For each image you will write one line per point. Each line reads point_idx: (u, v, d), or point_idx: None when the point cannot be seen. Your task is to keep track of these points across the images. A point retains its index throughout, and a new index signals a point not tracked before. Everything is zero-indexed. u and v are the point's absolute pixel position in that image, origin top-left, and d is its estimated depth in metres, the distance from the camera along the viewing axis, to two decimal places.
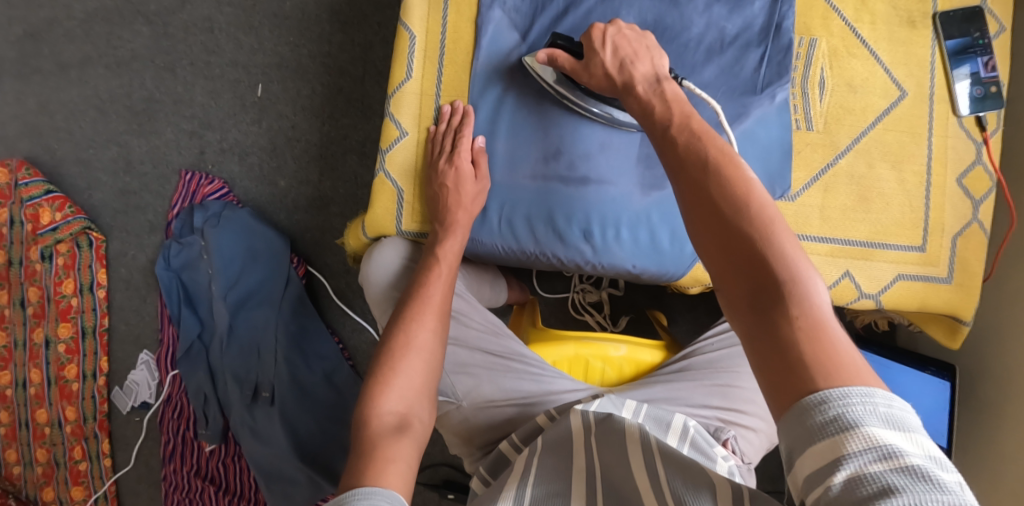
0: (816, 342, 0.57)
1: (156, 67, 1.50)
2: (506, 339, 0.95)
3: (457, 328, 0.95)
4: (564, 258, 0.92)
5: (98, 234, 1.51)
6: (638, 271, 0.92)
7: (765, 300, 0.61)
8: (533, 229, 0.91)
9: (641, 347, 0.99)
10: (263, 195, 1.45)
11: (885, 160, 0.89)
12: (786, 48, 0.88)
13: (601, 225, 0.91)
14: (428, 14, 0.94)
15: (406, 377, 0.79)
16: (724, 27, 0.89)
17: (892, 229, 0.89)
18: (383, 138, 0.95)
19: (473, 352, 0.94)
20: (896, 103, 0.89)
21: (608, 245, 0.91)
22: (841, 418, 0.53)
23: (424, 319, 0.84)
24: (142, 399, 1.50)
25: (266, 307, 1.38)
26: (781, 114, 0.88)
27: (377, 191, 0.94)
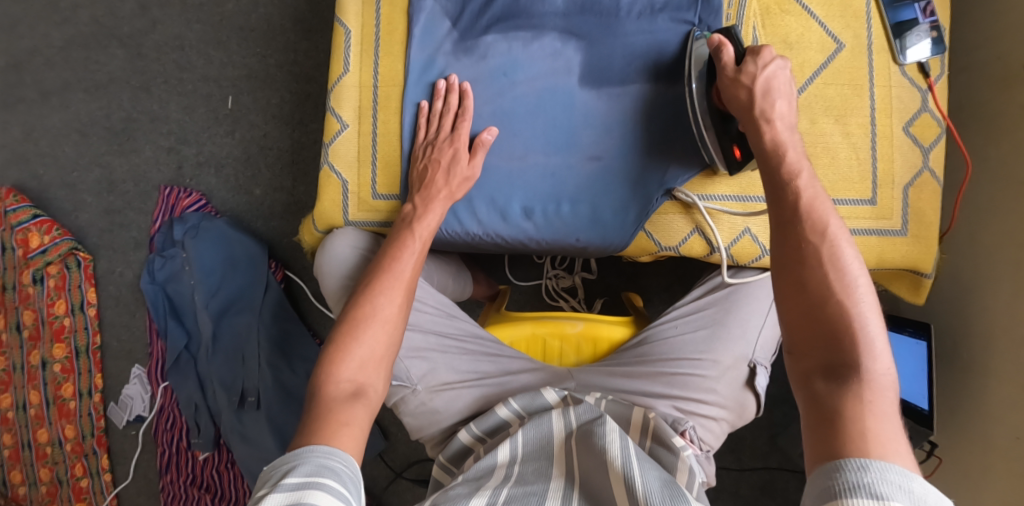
0: (881, 431, 0.61)
1: (131, 87, 1.54)
2: (462, 321, 0.95)
3: (410, 314, 0.94)
4: (507, 236, 0.93)
5: (86, 254, 1.55)
6: (583, 244, 0.93)
7: (841, 379, 0.65)
8: (473, 210, 0.93)
9: (598, 321, 0.98)
10: (240, 205, 1.47)
11: (827, 113, 0.87)
12: (716, 10, 0.87)
13: (540, 201, 0.91)
14: (361, 8, 0.96)
15: (367, 347, 0.80)
16: None
17: (839, 183, 0.87)
18: (326, 133, 0.97)
19: (427, 335, 0.93)
20: (835, 56, 0.87)
21: (550, 220, 0.92)
22: (860, 487, 0.57)
23: (392, 291, 0.84)
24: (137, 413, 1.53)
25: (246, 313, 1.40)
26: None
27: (324, 184, 0.97)
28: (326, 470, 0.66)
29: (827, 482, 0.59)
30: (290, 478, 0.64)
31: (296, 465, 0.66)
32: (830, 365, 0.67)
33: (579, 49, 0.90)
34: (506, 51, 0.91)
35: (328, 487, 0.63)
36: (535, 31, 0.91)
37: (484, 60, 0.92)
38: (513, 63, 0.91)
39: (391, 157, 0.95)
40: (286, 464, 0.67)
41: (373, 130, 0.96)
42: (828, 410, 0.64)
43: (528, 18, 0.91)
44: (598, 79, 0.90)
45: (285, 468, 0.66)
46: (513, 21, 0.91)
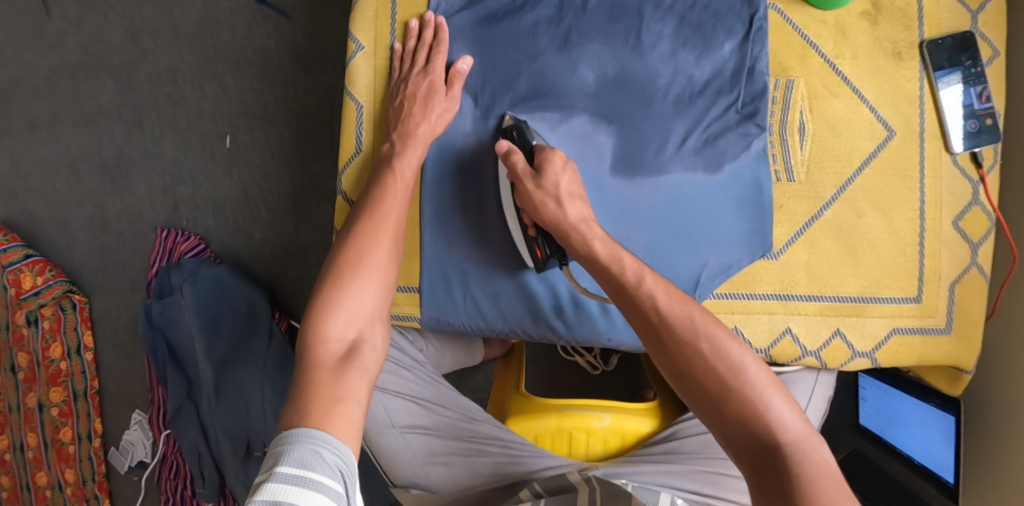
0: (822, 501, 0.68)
1: (123, 121, 1.47)
2: (484, 425, 0.90)
3: (427, 417, 0.91)
4: (534, 334, 0.97)
5: (81, 296, 1.50)
6: (613, 344, 0.96)
7: (768, 456, 0.71)
8: (498, 305, 0.96)
9: (625, 414, 0.94)
10: (240, 248, 1.41)
11: (873, 207, 0.93)
12: (761, 90, 0.92)
13: (570, 301, 0.95)
14: (373, 84, 1.00)
15: (355, 299, 0.84)
16: (692, 75, 0.93)
17: (885, 281, 0.93)
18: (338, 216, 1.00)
19: (446, 441, 0.90)
20: (884, 144, 0.93)
21: (579, 319, 0.96)
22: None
23: (379, 236, 0.88)
24: (139, 459, 1.50)
25: (250, 366, 1.34)
26: (756, 162, 0.92)
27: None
28: (320, 458, 0.69)
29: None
30: (285, 465, 0.67)
31: (293, 448, 0.69)
32: (755, 445, 0.72)
33: (610, 131, 0.94)
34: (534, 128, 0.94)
35: (320, 484, 0.66)
36: (565, 111, 0.94)
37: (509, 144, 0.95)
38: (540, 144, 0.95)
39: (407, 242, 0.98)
40: (283, 443, 0.70)
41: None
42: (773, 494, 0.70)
43: (556, 95, 0.94)
44: (632, 164, 0.93)
45: (281, 450, 0.69)
46: (540, 100, 0.95)
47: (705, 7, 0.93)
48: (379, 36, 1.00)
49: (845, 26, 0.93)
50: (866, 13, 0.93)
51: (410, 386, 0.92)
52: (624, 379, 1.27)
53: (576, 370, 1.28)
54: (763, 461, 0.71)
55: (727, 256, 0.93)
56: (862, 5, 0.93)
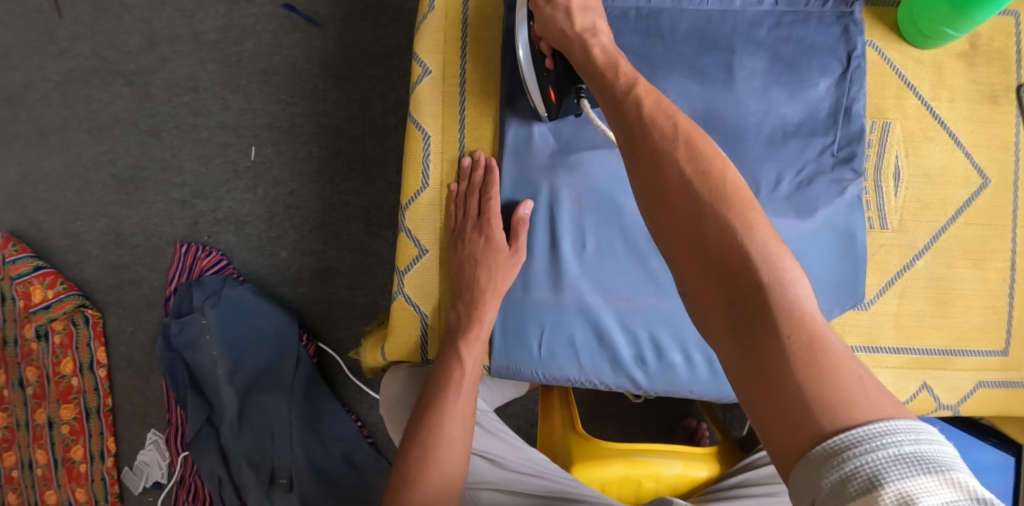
0: (810, 363, 0.55)
1: (139, 130, 1.40)
2: (551, 477, 0.86)
3: (493, 473, 0.89)
4: (612, 383, 0.88)
5: (94, 310, 1.43)
6: (695, 394, 0.88)
7: (744, 306, 0.59)
8: (576, 355, 0.87)
9: (695, 462, 0.90)
10: (263, 267, 1.35)
11: (964, 258, 0.85)
12: (858, 133, 0.83)
13: (655, 351, 0.86)
14: (442, 113, 0.91)
15: (426, 495, 0.83)
16: (785, 114, 0.83)
17: (972, 334, 0.85)
18: (400, 259, 0.92)
19: (513, 497, 0.87)
20: (979, 192, 0.85)
21: (662, 372, 0.86)
22: (910, 463, 0.49)
23: (445, 432, 0.85)
24: (154, 480, 1.43)
25: (274, 391, 1.30)
26: (852, 210, 0.82)
27: (397, 317, 0.91)
28: None
29: (844, 455, 0.51)
30: None
31: None
32: (731, 293, 0.60)
33: None
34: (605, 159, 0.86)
35: None
36: None
37: (589, 179, 0.86)
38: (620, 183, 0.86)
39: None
40: None
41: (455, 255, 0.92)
42: (751, 351, 0.57)
43: None
44: None
45: None
46: None
47: (799, 41, 0.83)
48: (448, 59, 0.91)
49: (942, 66, 0.85)
50: (963, 53, 0.85)
51: (475, 440, 0.91)
52: (665, 410, 1.24)
53: (616, 400, 1.24)
54: (735, 317, 0.59)
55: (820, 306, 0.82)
56: (958, 44, 0.85)
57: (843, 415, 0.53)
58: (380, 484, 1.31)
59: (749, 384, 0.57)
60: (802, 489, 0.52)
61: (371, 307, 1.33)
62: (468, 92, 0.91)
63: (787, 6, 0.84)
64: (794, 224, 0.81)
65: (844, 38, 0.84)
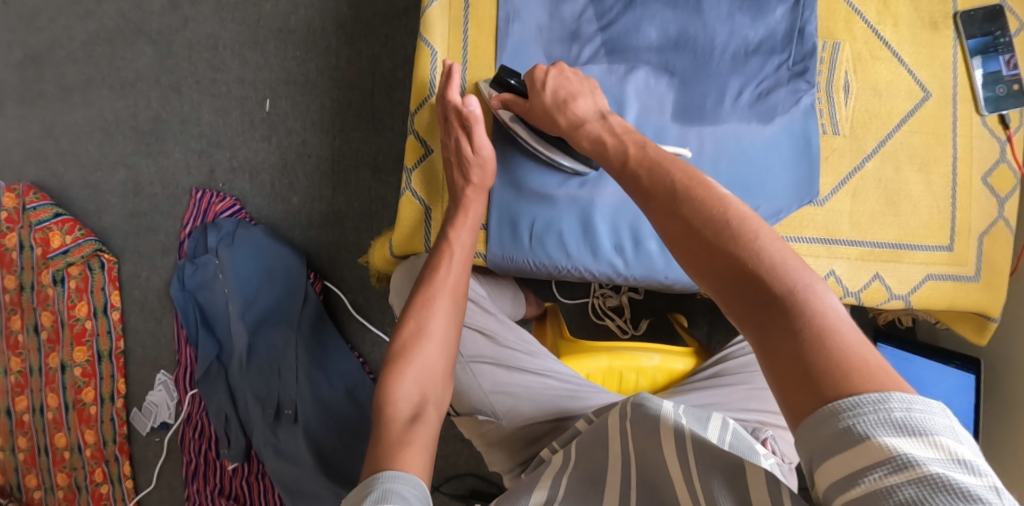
0: (825, 346, 0.59)
1: (161, 86, 1.49)
2: (544, 358, 0.95)
3: (492, 349, 0.96)
4: (595, 271, 0.97)
5: (110, 255, 1.50)
6: (669, 281, 0.97)
7: (768, 315, 0.63)
8: (562, 244, 0.96)
9: (673, 356, 0.99)
10: (275, 213, 1.44)
11: (911, 163, 0.96)
12: (812, 51, 0.94)
13: (633, 240, 0.95)
14: (449, 30, 0.97)
15: (421, 365, 0.85)
16: (747, 35, 0.94)
17: (920, 231, 0.96)
18: (409, 156, 1.00)
19: (511, 372, 0.94)
20: (921, 105, 0.96)
21: (640, 259, 0.96)
22: (900, 426, 0.54)
23: (437, 306, 0.89)
24: (162, 420, 1.49)
25: (283, 326, 1.38)
26: (806, 117, 0.94)
27: (405, 207, 0.99)
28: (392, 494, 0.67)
29: (841, 417, 0.55)
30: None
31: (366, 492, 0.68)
32: (753, 306, 0.64)
33: (671, 86, 0.95)
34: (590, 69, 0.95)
35: None
36: (629, 64, 0.95)
37: None
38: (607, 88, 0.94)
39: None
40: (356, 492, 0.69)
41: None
42: (774, 350, 0.61)
43: (623, 51, 0.95)
44: (692, 116, 0.94)
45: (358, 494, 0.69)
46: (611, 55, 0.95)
47: None
48: None
49: None
50: None
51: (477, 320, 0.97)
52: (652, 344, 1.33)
53: (606, 334, 1.33)
54: (760, 323, 0.63)
55: (776, 202, 0.93)
56: None
57: (845, 381, 0.57)
58: None
59: (774, 376, 0.61)
60: (802, 441, 0.57)
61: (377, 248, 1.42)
62: (471, 15, 0.97)
63: None
64: (750, 127, 0.93)
65: None
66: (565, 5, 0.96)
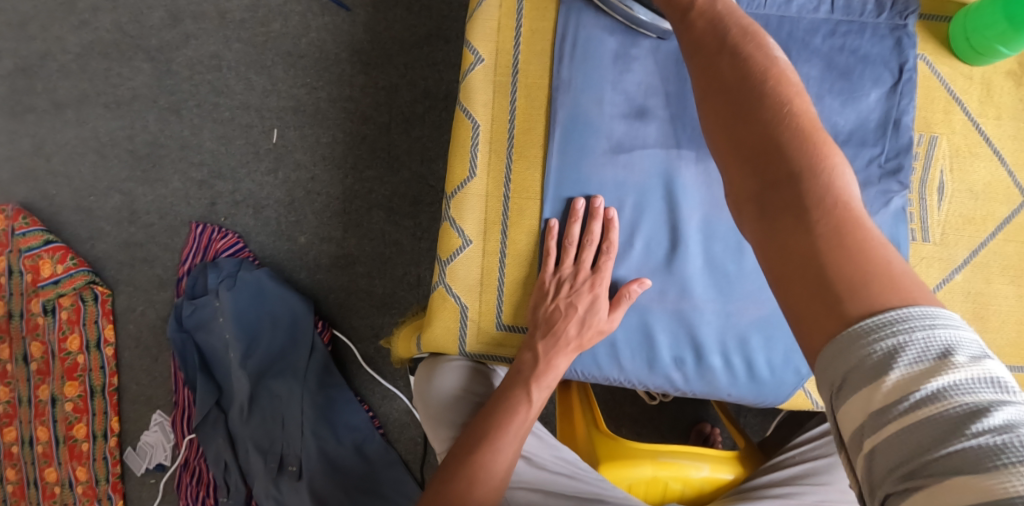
0: (837, 244, 0.52)
1: (159, 107, 1.38)
2: (584, 479, 0.86)
3: (530, 472, 0.88)
4: (650, 384, 0.86)
5: (104, 288, 1.41)
6: (733, 398, 0.86)
7: (778, 197, 0.56)
8: (616, 354, 0.85)
9: (721, 464, 0.89)
10: (281, 252, 1.34)
11: (1003, 274, 0.84)
12: (907, 146, 0.83)
13: (696, 354, 0.84)
14: (494, 102, 0.88)
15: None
16: (836, 122, 0.83)
17: (1007, 349, 0.84)
18: (443, 248, 0.88)
19: (547, 497, 0.85)
20: (1019, 210, 0.84)
21: (702, 375, 0.85)
22: (922, 349, 0.47)
23: (494, 444, 0.82)
24: (158, 461, 1.41)
25: (288, 377, 1.29)
26: (895, 222, 0.82)
27: (438, 308, 0.87)
28: None
29: (861, 343, 0.48)
30: None
31: None
32: (765, 186, 0.57)
33: None
34: (651, 151, 0.85)
35: None
36: (700, 150, 0.85)
37: (633, 172, 0.85)
38: (674, 179, 0.85)
39: (520, 281, 0.88)
40: None
41: (501, 249, 0.87)
42: (778, 238, 0.55)
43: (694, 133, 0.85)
44: None
45: None
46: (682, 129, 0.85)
47: (853, 50, 0.84)
48: (501, 48, 0.88)
49: (991, 84, 0.85)
50: (1012, 72, 0.85)
51: None
52: (681, 413, 1.25)
53: (632, 401, 1.25)
54: (766, 207, 0.56)
55: None
56: (1007, 63, 0.86)
57: (865, 292, 0.50)
58: (389, 476, 1.30)
59: (773, 257, 0.55)
60: (822, 375, 0.50)
61: (389, 298, 1.32)
62: (519, 83, 0.88)
63: (842, 16, 0.85)
64: None
65: (897, 50, 0.84)
66: (629, 75, 0.86)
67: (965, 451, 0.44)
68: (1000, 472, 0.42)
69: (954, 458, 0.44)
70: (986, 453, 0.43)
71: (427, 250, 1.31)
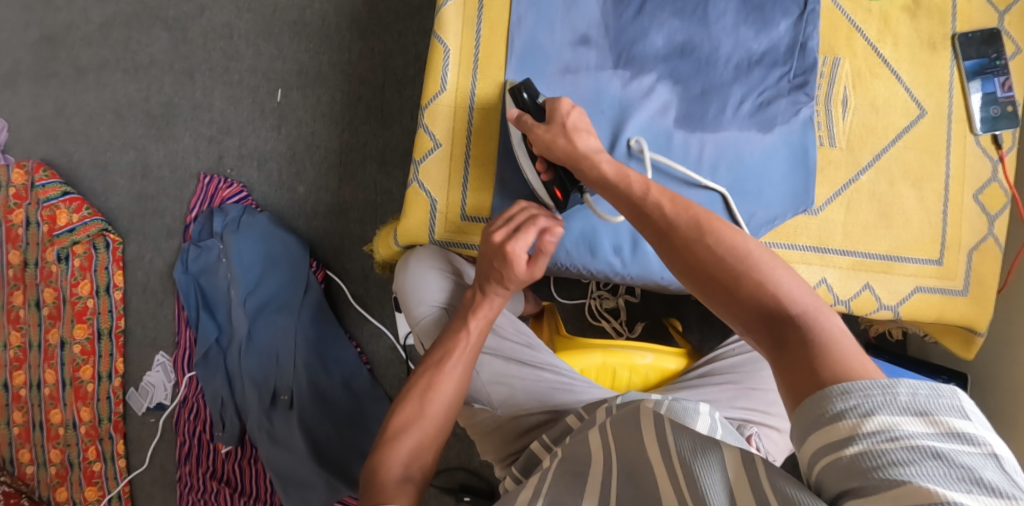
0: (825, 352, 0.62)
1: (174, 71, 1.52)
2: (541, 351, 0.98)
3: (493, 340, 0.99)
4: (594, 270, 0.99)
5: (116, 236, 1.52)
6: (665, 282, 1.00)
7: (779, 331, 0.66)
8: (564, 243, 0.98)
9: (666, 356, 1.01)
10: (281, 202, 1.47)
11: (904, 178, 0.98)
12: (811, 66, 0.98)
13: (631, 242, 0.98)
14: (462, 28, 1.01)
15: (415, 436, 0.85)
16: (750, 47, 0.98)
17: (912, 244, 0.98)
18: (417, 149, 1.01)
19: (508, 363, 0.97)
20: (916, 121, 0.99)
21: (637, 260, 0.98)
22: (903, 404, 0.54)
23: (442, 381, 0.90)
24: (158, 401, 1.50)
25: (285, 313, 1.39)
26: (805, 128, 0.97)
27: (412, 202, 1.01)
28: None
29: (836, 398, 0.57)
30: None
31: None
32: (762, 323, 0.68)
33: (674, 91, 0.98)
34: (595, 70, 0.98)
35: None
36: (635, 70, 0.98)
37: (578, 87, 0.98)
38: (609, 95, 0.98)
39: (481, 179, 1.01)
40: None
41: (465, 151, 1.01)
42: (785, 360, 0.65)
43: (630, 58, 0.99)
44: (692, 123, 0.97)
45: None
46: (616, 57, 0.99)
47: None
48: None
49: (888, 16, 0.99)
50: (907, 6, 1.00)
51: None
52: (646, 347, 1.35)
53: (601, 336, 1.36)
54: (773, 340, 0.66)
55: (773, 210, 0.97)
56: None
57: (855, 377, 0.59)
58: (374, 413, 1.41)
59: (783, 370, 0.64)
60: (801, 421, 0.59)
61: None
62: (485, 16, 1.00)
63: None
64: (758, 132, 0.97)
65: None
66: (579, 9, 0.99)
67: (924, 479, 0.50)
68: (944, 502, 0.48)
69: (910, 486, 0.50)
70: (936, 486, 0.49)
71: None
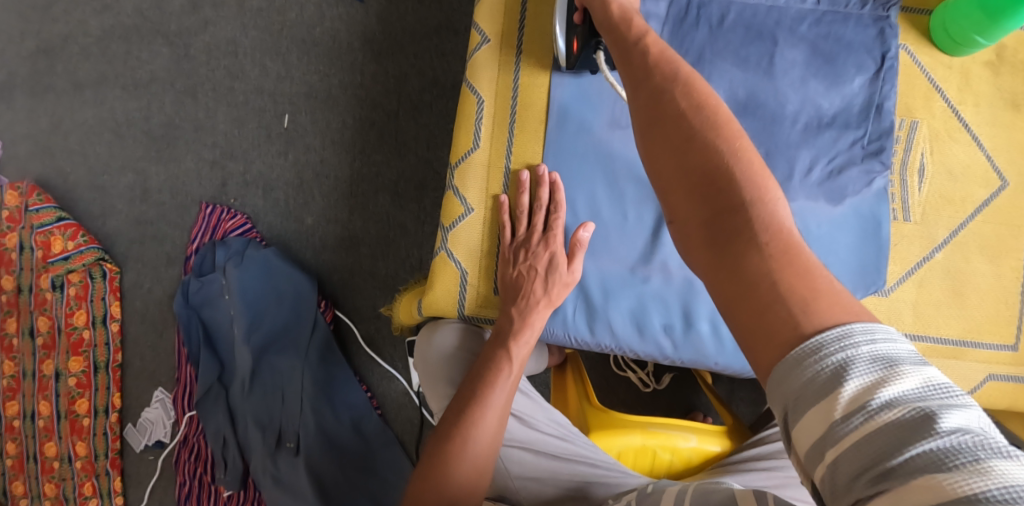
0: (786, 264, 0.54)
1: (175, 90, 1.42)
2: (574, 440, 0.90)
3: (522, 431, 0.92)
4: (640, 352, 0.91)
5: (113, 265, 1.44)
6: (720, 367, 0.91)
7: (728, 223, 0.57)
8: (609, 322, 0.90)
9: (708, 436, 0.93)
10: (289, 232, 1.38)
11: (982, 252, 0.92)
12: (887, 129, 0.90)
13: (683, 322, 0.90)
14: (496, 77, 0.95)
15: (456, 483, 0.82)
16: (821, 105, 0.90)
17: (989, 328, 0.92)
18: (446, 215, 0.95)
19: (537, 456, 0.90)
20: (997, 194, 0.92)
21: (689, 342, 0.90)
22: (871, 361, 0.48)
23: (486, 417, 0.85)
24: (157, 438, 1.42)
25: (290, 353, 1.32)
26: (879, 200, 0.89)
27: (439, 271, 0.94)
28: None
29: (809, 365, 0.49)
30: None
31: None
32: (711, 211, 0.59)
33: None
34: None
35: None
36: None
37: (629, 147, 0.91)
38: None
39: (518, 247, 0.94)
40: None
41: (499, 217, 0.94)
42: (727, 260, 0.56)
43: None
44: None
45: None
46: None
47: (838, 37, 0.91)
48: (505, 29, 0.95)
49: (969, 73, 0.93)
50: (990, 62, 0.93)
51: None
52: (673, 399, 1.27)
53: (626, 387, 1.28)
54: (718, 238, 0.57)
55: (841, 289, 0.88)
56: (986, 54, 0.93)
57: (811, 308, 0.51)
58: (385, 457, 1.32)
59: (722, 278, 0.56)
60: (777, 395, 0.50)
61: (393, 278, 1.36)
62: (523, 62, 0.94)
63: (828, 6, 0.91)
64: (827, 204, 0.88)
65: (880, 39, 0.91)
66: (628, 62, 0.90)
67: (922, 454, 0.44)
68: (957, 472, 0.43)
69: (919, 462, 0.44)
70: (943, 454, 0.44)
71: (430, 232, 1.35)
